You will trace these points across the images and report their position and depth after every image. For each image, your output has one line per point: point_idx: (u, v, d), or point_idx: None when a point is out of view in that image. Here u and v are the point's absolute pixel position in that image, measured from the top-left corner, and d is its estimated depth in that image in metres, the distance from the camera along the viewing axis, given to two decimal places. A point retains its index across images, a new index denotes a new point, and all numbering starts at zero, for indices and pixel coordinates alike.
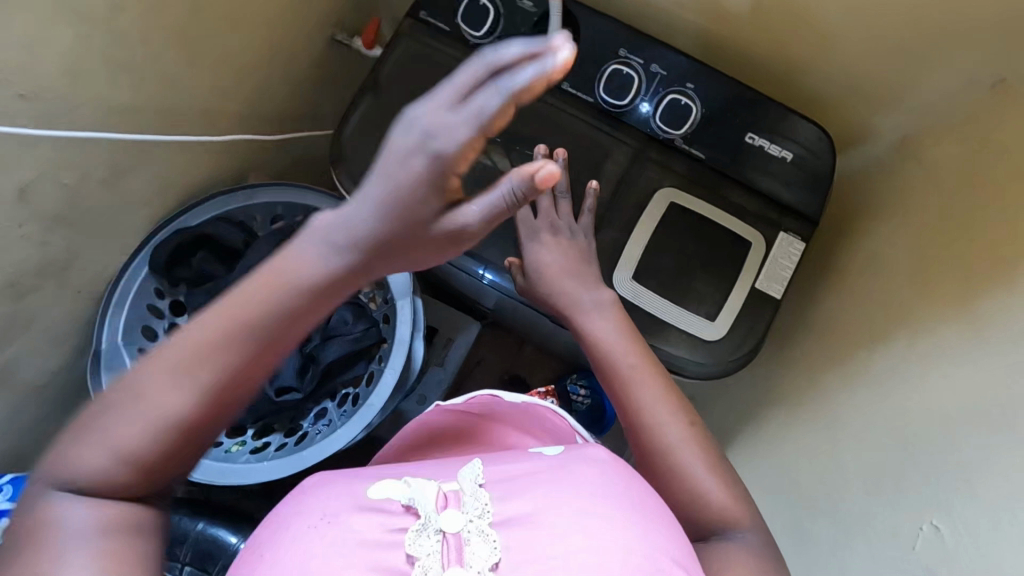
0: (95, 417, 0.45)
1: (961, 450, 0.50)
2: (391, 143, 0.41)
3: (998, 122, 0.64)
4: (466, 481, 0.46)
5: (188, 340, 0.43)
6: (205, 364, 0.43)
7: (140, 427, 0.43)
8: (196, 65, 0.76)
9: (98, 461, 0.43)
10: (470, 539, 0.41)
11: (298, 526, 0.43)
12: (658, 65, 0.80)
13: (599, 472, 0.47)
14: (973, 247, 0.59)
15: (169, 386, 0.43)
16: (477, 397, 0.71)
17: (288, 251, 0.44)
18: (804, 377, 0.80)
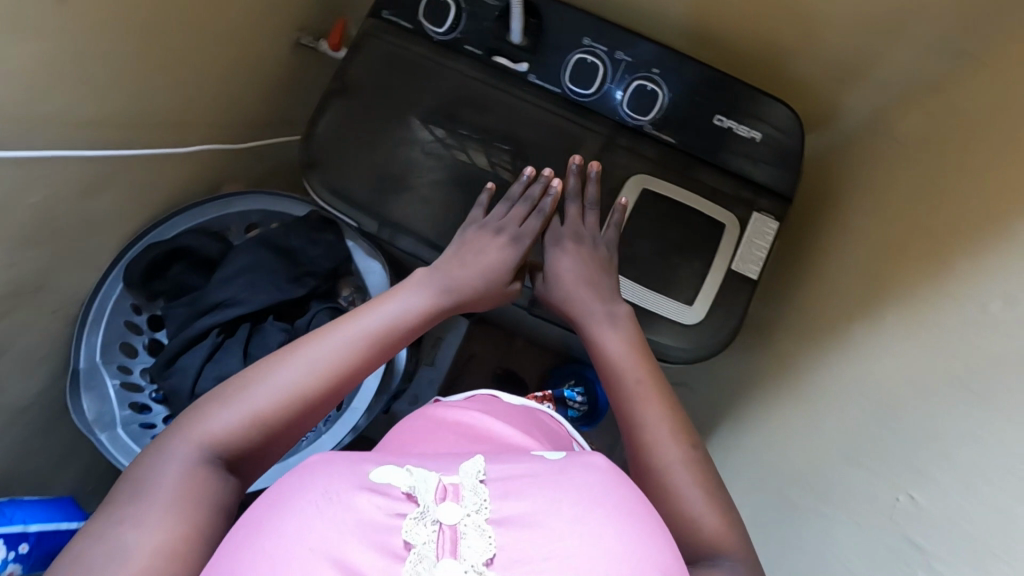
0: (232, 388, 0.55)
1: (935, 416, 0.50)
2: (485, 241, 0.74)
3: (964, 91, 0.64)
4: (467, 475, 0.44)
5: (333, 337, 0.60)
6: (341, 358, 0.59)
7: (273, 398, 0.54)
8: (159, 76, 0.76)
9: (228, 423, 0.52)
10: (466, 533, 0.40)
11: (295, 501, 0.41)
12: (623, 52, 0.79)
13: (600, 480, 0.45)
14: (942, 217, 0.60)
15: (307, 370, 0.57)
16: (479, 393, 0.74)
17: (398, 294, 0.67)
18: (786, 354, 0.81)
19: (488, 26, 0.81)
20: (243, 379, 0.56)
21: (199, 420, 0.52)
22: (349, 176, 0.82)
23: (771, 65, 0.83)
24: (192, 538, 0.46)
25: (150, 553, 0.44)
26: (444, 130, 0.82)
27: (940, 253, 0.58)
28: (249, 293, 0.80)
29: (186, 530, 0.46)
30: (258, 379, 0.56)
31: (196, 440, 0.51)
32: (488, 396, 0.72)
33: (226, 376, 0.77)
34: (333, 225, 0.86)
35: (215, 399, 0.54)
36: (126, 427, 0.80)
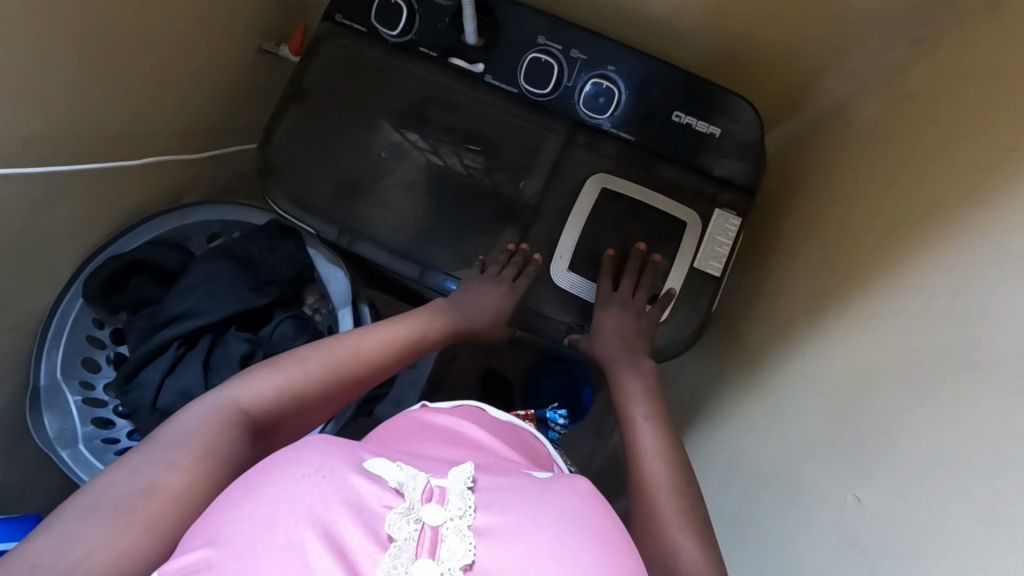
0: (275, 364, 0.60)
1: (879, 412, 0.50)
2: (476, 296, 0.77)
3: (916, 81, 0.63)
4: (455, 481, 0.44)
5: (370, 338, 0.67)
6: (373, 357, 0.66)
7: (311, 380, 0.60)
8: (107, 88, 0.75)
9: (267, 394, 0.57)
10: (446, 536, 0.40)
11: (290, 471, 0.41)
12: (578, 49, 0.78)
13: (583, 502, 0.45)
14: (893, 210, 0.59)
15: (344, 362, 0.63)
16: (467, 404, 0.71)
17: (413, 313, 0.74)
18: (750, 349, 0.80)
19: (442, 27, 0.80)
20: (288, 358, 0.61)
21: (242, 384, 0.56)
22: (307, 184, 0.81)
23: (730, 58, 0.81)
24: (205, 480, 0.47)
25: (166, 495, 0.45)
26: (414, 132, 0.82)
27: (891, 246, 0.57)
28: (209, 304, 0.80)
29: (202, 476, 0.47)
30: (301, 360, 0.61)
31: (238, 399, 0.55)
32: (475, 409, 0.70)
33: (187, 389, 0.76)
34: (293, 233, 0.85)
35: (258, 370, 0.59)
36: (88, 443, 0.79)
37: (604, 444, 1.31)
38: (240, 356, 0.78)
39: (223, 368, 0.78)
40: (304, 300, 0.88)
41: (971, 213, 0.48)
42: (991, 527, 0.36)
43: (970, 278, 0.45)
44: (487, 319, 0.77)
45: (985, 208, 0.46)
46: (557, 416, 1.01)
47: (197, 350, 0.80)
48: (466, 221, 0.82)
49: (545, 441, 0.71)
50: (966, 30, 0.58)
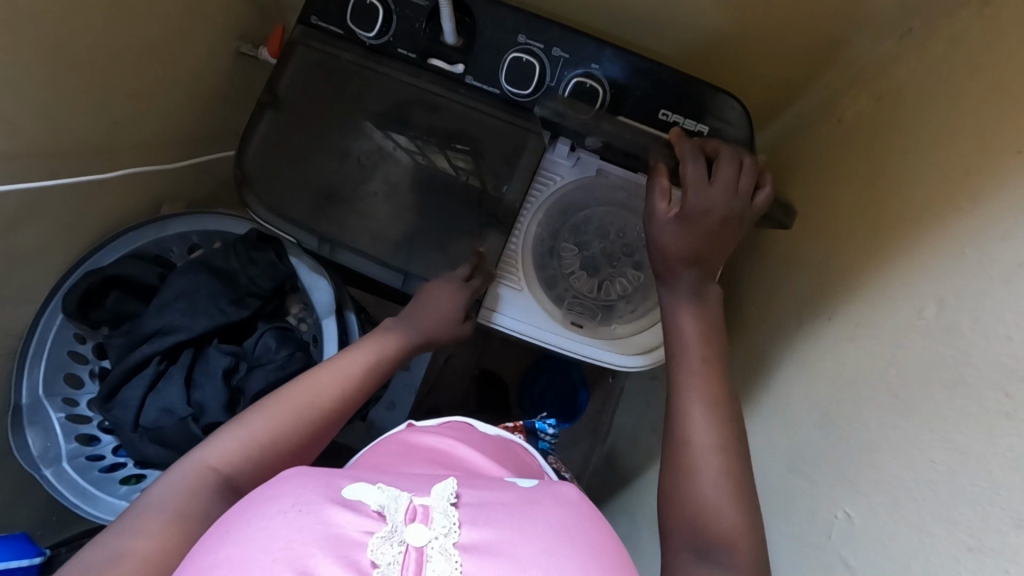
0: (237, 420, 0.57)
1: (868, 426, 0.48)
2: (426, 295, 0.76)
3: (907, 77, 0.61)
4: (438, 498, 0.42)
5: (332, 368, 0.64)
6: (340, 387, 0.63)
7: (277, 425, 0.57)
8: (76, 100, 0.73)
9: (235, 450, 0.54)
10: (432, 557, 0.37)
11: (266, 509, 0.40)
12: (559, 48, 0.75)
13: (569, 514, 0.43)
14: (884, 211, 0.57)
15: (310, 400, 0.60)
16: (454, 420, 0.70)
17: (373, 333, 0.72)
18: (742, 353, 0.78)
19: (420, 29, 0.77)
20: (251, 409, 0.59)
21: (206, 448, 0.54)
22: (287, 192, 0.80)
23: (719, 52, 0.79)
24: (175, 544, 0.46)
25: (135, 564, 0.44)
26: (399, 133, 0.81)
27: (879, 250, 0.55)
28: (189, 318, 0.79)
29: (172, 537, 0.46)
30: (264, 410, 0.58)
31: (205, 463, 0.53)
32: (463, 425, 0.69)
33: (168, 406, 0.76)
34: (273, 241, 0.83)
35: (220, 430, 0.56)
36: (72, 460, 0.79)
37: (600, 442, 1.30)
38: (221, 370, 0.77)
39: (204, 383, 0.77)
40: (288, 310, 0.88)
41: (960, 218, 0.46)
42: (978, 555, 0.35)
43: (960, 288, 0.43)
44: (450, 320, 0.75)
45: (972, 214, 0.44)
46: (546, 425, 0.97)
47: (179, 365, 0.79)
48: (449, 230, 0.81)
49: (535, 453, 0.70)
50: (960, 23, 0.55)
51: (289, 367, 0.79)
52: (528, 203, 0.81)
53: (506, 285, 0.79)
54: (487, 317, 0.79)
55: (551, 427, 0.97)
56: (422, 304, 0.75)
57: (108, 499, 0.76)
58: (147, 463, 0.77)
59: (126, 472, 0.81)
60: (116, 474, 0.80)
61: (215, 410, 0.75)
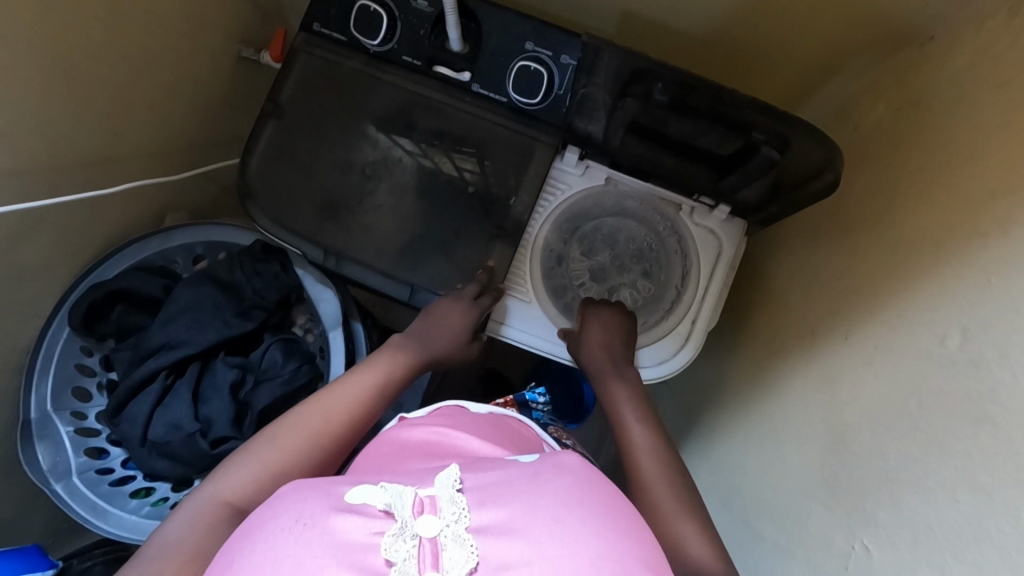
0: (248, 450, 0.58)
1: (885, 455, 0.48)
2: (431, 313, 0.76)
3: (926, 87, 0.59)
4: (443, 486, 0.42)
5: (339, 395, 0.64)
6: (347, 414, 0.63)
7: (287, 455, 0.58)
8: (78, 112, 0.72)
9: (247, 482, 0.55)
10: (446, 545, 0.38)
11: (270, 526, 0.38)
12: (568, 55, 0.72)
13: (574, 478, 0.44)
14: (902, 225, 0.55)
15: (318, 429, 0.61)
16: (443, 406, 0.68)
17: (380, 351, 0.72)
18: (747, 365, 0.77)
19: (424, 35, 0.75)
20: (259, 439, 0.59)
21: (220, 482, 0.55)
22: (290, 203, 0.79)
23: (731, 57, 0.77)
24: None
25: None
26: (405, 138, 0.79)
27: (895, 269, 0.54)
28: (195, 332, 0.78)
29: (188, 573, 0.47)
30: (275, 440, 0.59)
31: (218, 498, 0.53)
32: (454, 409, 0.68)
33: (175, 421, 0.76)
34: (278, 253, 0.83)
35: (233, 461, 0.57)
36: (82, 474, 0.78)
37: (605, 443, 1.30)
38: (229, 384, 0.77)
39: (210, 397, 0.77)
40: (294, 320, 0.88)
41: (984, 243, 0.45)
42: None
43: (982, 317, 0.43)
44: (457, 338, 0.75)
45: (998, 240, 0.43)
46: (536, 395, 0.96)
47: (185, 379, 0.79)
48: (454, 240, 0.80)
49: (529, 422, 0.70)
50: (984, 33, 0.53)
51: (296, 380, 0.79)
52: (536, 214, 0.80)
53: (513, 296, 0.79)
54: (496, 329, 0.78)
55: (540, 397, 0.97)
56: (428, 322, 0.75)
57: (118, 513, 0.77)
58: (156, 476, 0.77)
59: (135, 485, 0.81)
60: (126, 487, 0.80)
61: (222, 424, 0.75)
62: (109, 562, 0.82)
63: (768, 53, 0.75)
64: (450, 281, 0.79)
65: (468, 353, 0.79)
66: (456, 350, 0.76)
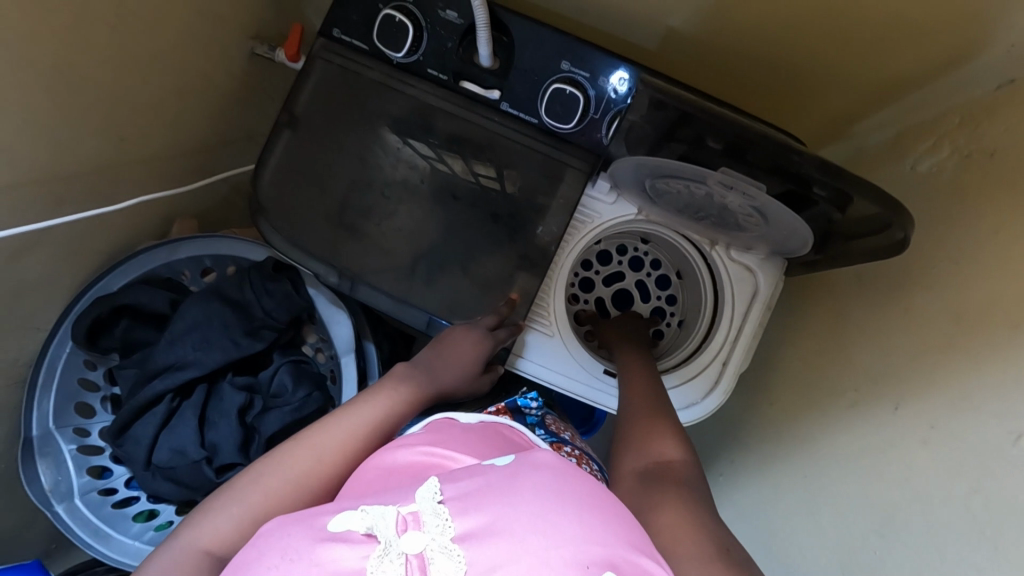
0: (233, 491, 0.52)
1: (943, 556, 0.46)
2: (445, 339, 0.72)
3: (999, 137, 0.54)
4: (424, 500, 0.38)
5: (334, 431, 0.58)
6: (339, 454, 0.57)
7: (275, 496, 0.52)
8: (84, 118, 0.67)
9: (230, 527, 0.50)
10: (434, 559, 0.35)
11: (256, 566, 0.36)
12: (608, 77, 0.67)
13: (550, 477, 0.40)
14: (974, 291, 0.51)
15: (309, 469, 0.55)
16: (434, 419, 0.60)
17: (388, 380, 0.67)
18: (781, 412, 0.73)
19: (452, 49, 0.70)
20: (247, 474, 0.54)
21: (201, 525, 0.50)
22: (306, 221, 0.74)
23: (780, 83, 0.71)
24: None
25: None
26: (425, 148, 0.74)
27: (958, 341, 0.51)
28: (203, 353, 0.75)
29: None
30: (261, 478, 0.53)
31: (198, 544, 0.49)
32: (443, 422, 0.59)
33: (181, 447, 0.73)
34: (288, 271, 0.80)
35: (217, 501, 0.52)
36: (84, 496, 0.76)
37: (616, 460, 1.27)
38: (236, 409, 0.75)
39: (216, 423, 0.74)
40: (305, 339, 0.85)
41: None
42: None
43: None
44: (470, 370, 0.71)
45: None
46: (529, 400, 0.85)
47: (190, 401, 0.76)
48: (475, 265, 0.76)
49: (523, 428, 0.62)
50: None
51: (306, 408, 0.76)
52: (563, 242, 0.76)
53: (535, 329, 0.77)
54: (513, 362, 0.76)
55: (533, 402, 0.85)
56: (440, 349, 0.71)
57: (121, 538, 0.75)
58: (161, 499, 0.75)
59: (139, 506, 0.79)
60: (129, 510, 0.78)
61: (229, 451, 0.72)
62: None
63: (820, 82, 0.69)
64: (462, 309, 0.75)
65: (478, 385, 0.74)
66: (467, 381, 0.72)
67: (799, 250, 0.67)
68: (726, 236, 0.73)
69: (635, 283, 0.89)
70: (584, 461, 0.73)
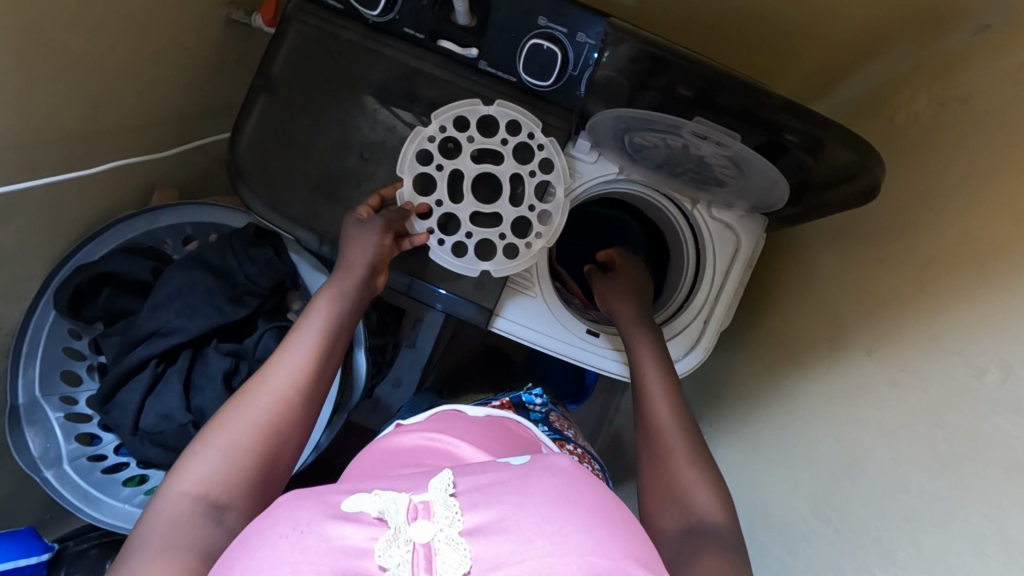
0: (203, 436, 0.49)
1: (907, 492, 0.48)
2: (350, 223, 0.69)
3: (973, 83, 0.54)
4: (436, 491, 0.37)
5: (283, 361, 0.55)
6: (296, 382, 0.53)
7: (247, 434, 0.49)
8: (60, 84, 0.67)
9: (210, 469, 0.47)
10: (440, 550, 0.33)
11: (262, 535, 0.33)
12: (585, 34, 0.66)
13: (564, 483, 0.37)
14: (947, 237, 0.51)
15: (272, 402, 0.51)
16: (440, 411, 0.62)
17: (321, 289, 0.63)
18: (761, 369, 0.73)
19: (427, 6, 0.68)
20: (217, 420, 0.50)
21: (179, 473, 0.47)
22: (285, 184, 0.74)
23: (758, 39, 0.71)
24: None
25: None
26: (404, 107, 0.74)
27: (929, 287, 0.51)
28: (186, 320, 0.76)
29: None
30: (227, 422, 0.50)
31: (179, 491, 0.45)
32: (450, 413, 0.61)
33: (167, 412, 0.74)
34: (270, 237, 0.79)
35: (191, 449, 0.48)
36: (73, 462, 0.76)
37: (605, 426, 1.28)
38: (223, 373, 0.76)
39: (203, 387, 0.75)
40: (290, 305, 0.85)
41: None
42: None
43: None
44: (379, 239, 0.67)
45: None
46: (533, 395, 0.84)
47: (175, 366, 0.77)
48: None
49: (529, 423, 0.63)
50: None
51: None
52: None
53: (520, 291, 0.77)
54: (489, 319, 0.77)
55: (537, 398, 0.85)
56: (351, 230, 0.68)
57: (112, 502, 0.75)
58: (151, 464, 0.76)
59: (129, 472, 0.79)
60: (118, 476, 0.79)
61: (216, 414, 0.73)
62: (105, 546, 0.80)
63: (796, 34, 0.69)
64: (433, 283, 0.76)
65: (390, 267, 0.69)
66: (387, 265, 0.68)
67: (777, 204, 0.67)
68: (709, 193, 0.73)
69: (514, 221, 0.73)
70: (586, 459, 0.73)
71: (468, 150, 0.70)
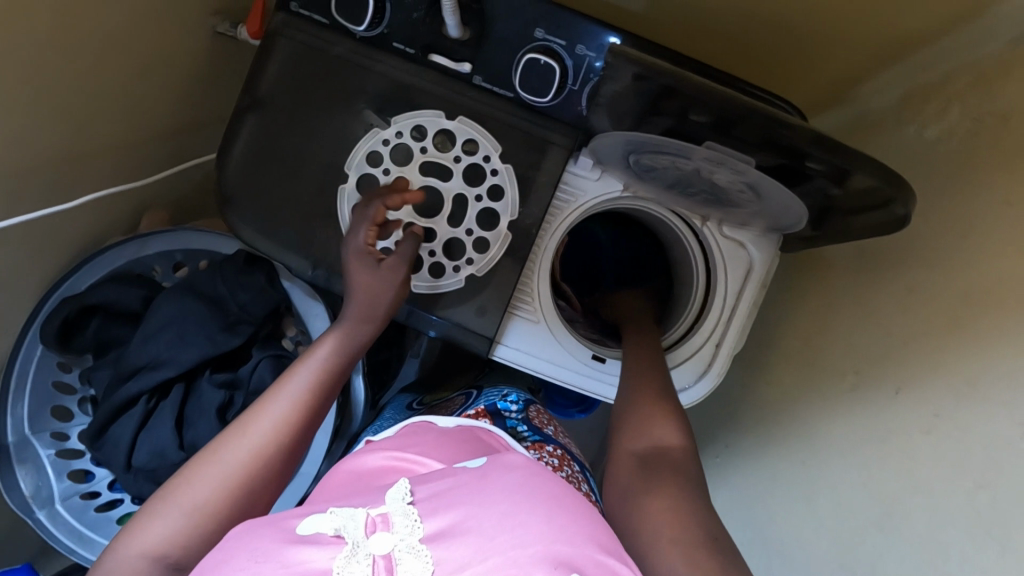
0: (174, 486, 0.46)
1: (950, 557, 0.45)
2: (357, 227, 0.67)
3: (1013, 98, 0.50)
4: (394, 501, 0.36)
5: (270, 410, 0.52)
6: (278, 436, 0.51)
7: (219, 493, 0.46)
8: (37, 114, 0.63)
9: (176, 528, 0.44)
10: (403, 559, 0.32)
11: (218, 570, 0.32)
12: (584, 46, 0.62)
13: (522, 478, 0.37)
14: (986, 271, 0.47)
15: (248, 457, 0.49)
16: (409, 423, 0.57)
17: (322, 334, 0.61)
18: (779, 395, 0.69)
19: (420, 20, 0.64)
20: (190, 469, 0.47)
21: (140, 530, 0.44)
22: (275, 209, 0.71)
23: (774, 44, 0.66)
24: None
25: None
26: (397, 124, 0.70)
27: (968, 326, 0.47)
28: (177, 351, 0.73)
29: None
30: (201, 475, 0.47)
31: (139, 553, 0.43)
32: (420, 425, 0.56)
33: (159, 449, 0.72)
34: (262, 262, 0.76)
35: (156, 503, 0.46)
36: (66, 501, 0.74)
37: None
38: (216, 407, 0.73)
39: (197, 421, 0.73)
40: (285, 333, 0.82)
41: None
42: None
43: None
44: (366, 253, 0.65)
45: None
46: (509, 403, 0.76)
47: (168, 400, 0.74)
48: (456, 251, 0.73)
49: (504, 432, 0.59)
50: None
51: None
52: (546, 224, 0.72)
53: (521, 316, 0.73)
54: (490, 347, 0.73)
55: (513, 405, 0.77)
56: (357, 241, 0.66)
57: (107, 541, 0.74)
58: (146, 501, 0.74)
59: (123, 509, 0.77)
60: (113, 513, 0.77)
61: None
62: None
63: (815, 40, 0.64)
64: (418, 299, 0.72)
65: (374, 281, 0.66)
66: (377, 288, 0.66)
67: (797, 224, 0.62)
68: (719, 211, 0.68)
69: (448, 240, 0.72)
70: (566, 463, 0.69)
71: (415, 159, 0.70)
